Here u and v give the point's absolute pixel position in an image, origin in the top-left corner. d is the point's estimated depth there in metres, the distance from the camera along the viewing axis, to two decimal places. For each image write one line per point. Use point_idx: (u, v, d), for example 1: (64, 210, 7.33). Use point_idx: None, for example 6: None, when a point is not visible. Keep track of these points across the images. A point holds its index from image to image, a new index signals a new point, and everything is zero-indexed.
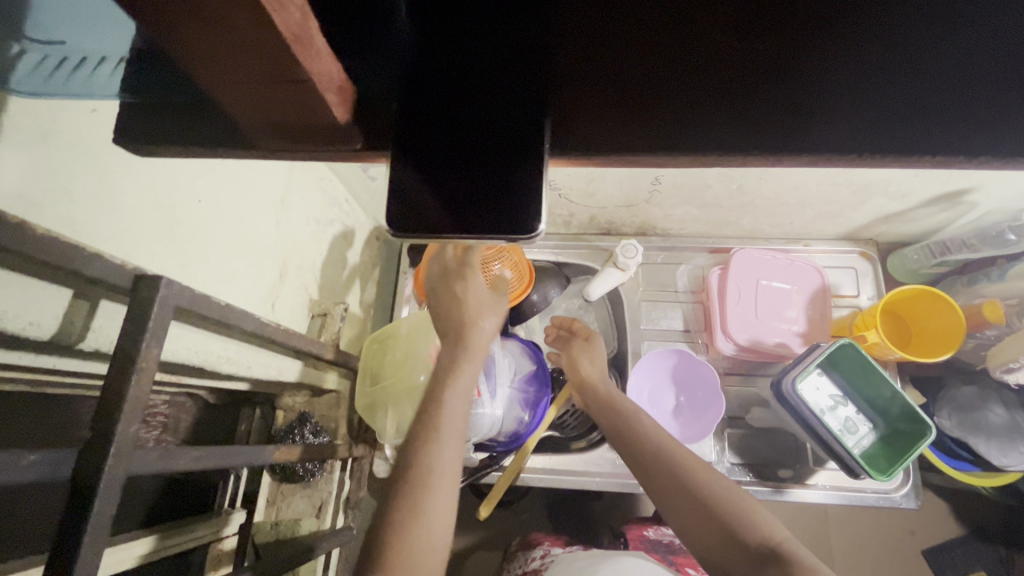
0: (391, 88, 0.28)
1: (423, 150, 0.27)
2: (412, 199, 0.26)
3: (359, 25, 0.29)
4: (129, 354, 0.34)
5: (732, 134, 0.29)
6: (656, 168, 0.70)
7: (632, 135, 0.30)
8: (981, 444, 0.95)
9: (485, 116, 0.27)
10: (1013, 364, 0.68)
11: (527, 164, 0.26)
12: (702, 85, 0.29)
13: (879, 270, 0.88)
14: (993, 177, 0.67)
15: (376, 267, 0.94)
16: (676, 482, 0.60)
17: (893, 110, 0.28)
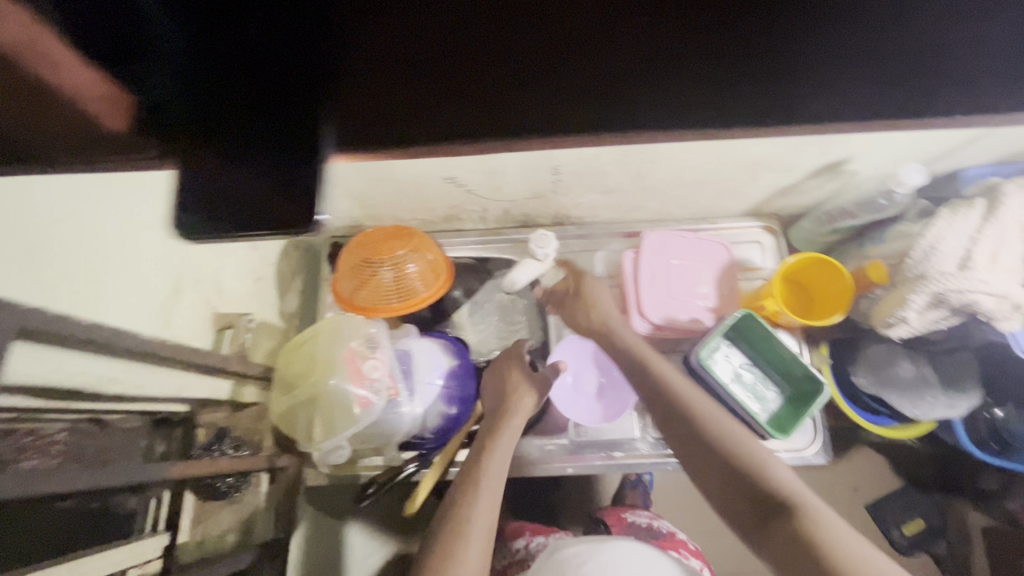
0: (171, 107, 0.37)
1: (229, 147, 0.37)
2: (228, 187, 0.37)
3: (120, 34, 0.34)
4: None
5: (479, 124, 0.40)
6: (552, 158, 0.73)
7: (404, 131, 0.40)
8: (895, 397, 1.06)
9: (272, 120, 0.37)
10: (892, 319, 0.71)
11: (288, 167, 0.37)
12: (460, 100, 0.39)
13: (782, 241, 0.93)
14: (862, 146, 0.72)
15: (298, 276, 0.93)
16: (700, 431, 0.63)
17: (572, 110, 0.39)
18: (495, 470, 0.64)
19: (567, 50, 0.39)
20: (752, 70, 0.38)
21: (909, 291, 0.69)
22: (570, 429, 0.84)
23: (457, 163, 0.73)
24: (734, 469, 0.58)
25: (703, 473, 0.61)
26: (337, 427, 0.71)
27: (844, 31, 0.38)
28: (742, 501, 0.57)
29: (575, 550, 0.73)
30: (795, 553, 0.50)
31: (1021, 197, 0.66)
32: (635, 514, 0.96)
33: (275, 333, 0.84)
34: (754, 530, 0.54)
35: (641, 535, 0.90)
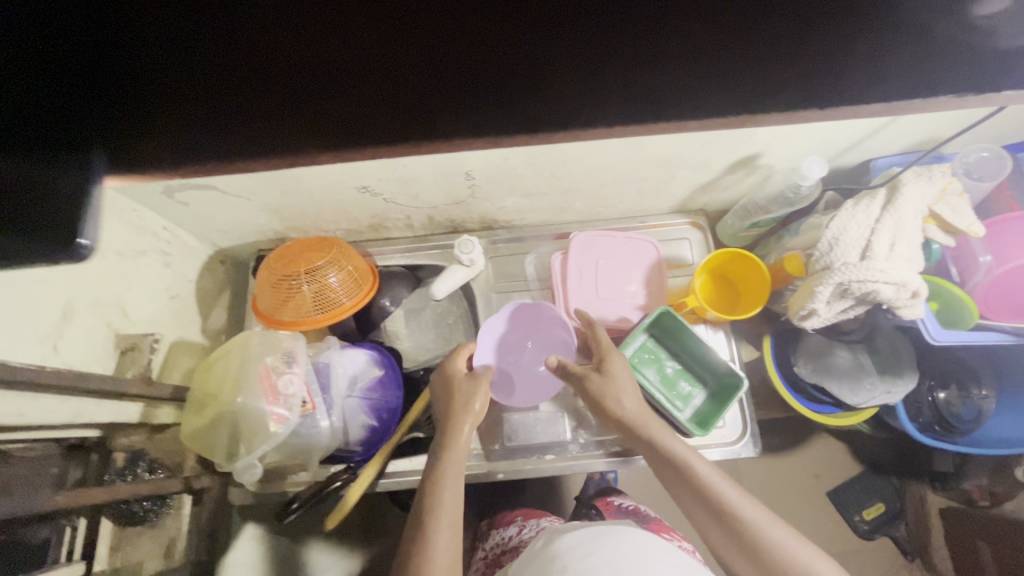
0: None
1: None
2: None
3: None
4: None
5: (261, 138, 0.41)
6: (461, 163, 0.72)
7: (185, 150, 0.41)
8: (835, 385, 1.08)
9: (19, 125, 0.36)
10: (803, 312, 0.72)
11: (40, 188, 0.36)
12: (269, 116, 0.40)
13: (709, 236, 0.93)
14: (767, 140, 0.72)
15: (223, 291, 0.92)
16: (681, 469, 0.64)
17: (351, 131, 0.41)
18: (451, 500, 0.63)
19: (360, 55, 0.38)
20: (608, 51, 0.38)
21: (816, 283, 0.69)
22: (501, 435, 0.85)
23: (364, 171, 0.72)
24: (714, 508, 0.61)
25: (669, 482, 0.65)
26: (252, 445, 0.69)
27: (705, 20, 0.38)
28: (704, 512, 0.62)
29: (572, 540, 0.68)
30: None
31: (918, 185, 0.66)
32: (623, 499, 1.01)
33: (196, 351, 0.83)
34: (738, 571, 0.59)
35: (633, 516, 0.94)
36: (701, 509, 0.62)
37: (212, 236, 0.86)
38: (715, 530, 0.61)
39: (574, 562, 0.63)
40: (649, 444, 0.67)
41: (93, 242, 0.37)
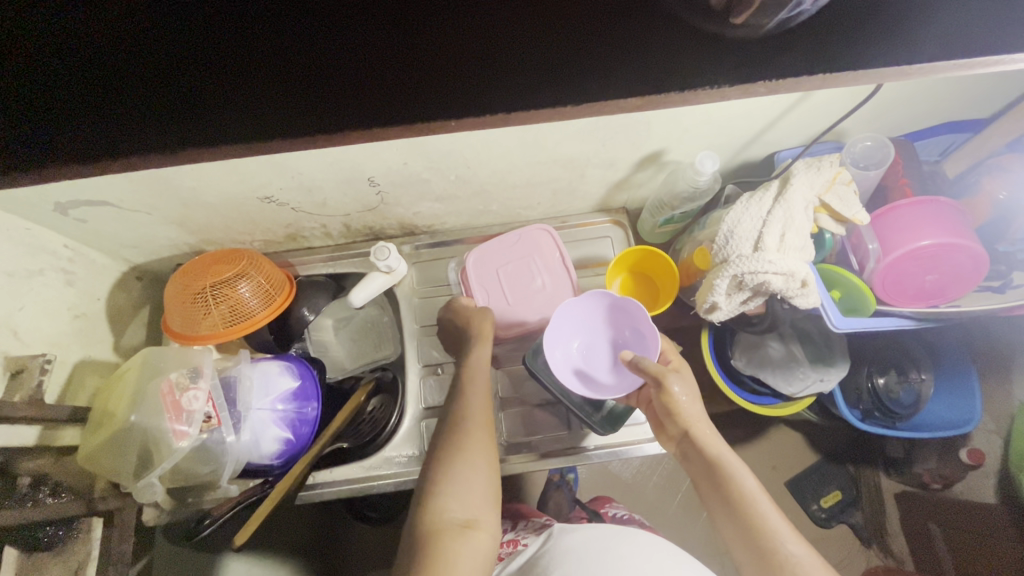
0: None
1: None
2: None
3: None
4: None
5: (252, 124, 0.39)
6: (361, 169, 0.72)
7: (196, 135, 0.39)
8: (770, 376, 1.09)
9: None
10: (707, 305, 0.72)
11: None
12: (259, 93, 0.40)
13: (630, 233, 0.94)
14: (665, 136, 0.73)
15: (140, 308, 0.90)
16: (718, 475, 0.64)
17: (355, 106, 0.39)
18: (471, 479, 0.62)
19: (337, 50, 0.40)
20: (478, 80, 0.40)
21: (715, 277, 0.69)
22: (423, 442, 0.85)
23: (263, 181, 0.71)
24: (746, 518, 0.61)
25: (711, 499, 0.65)
26: (156, 463, 0.69)
27: (560, 49, 0.40)
28: (738, 538, 0.62)
29: (587, 537, 0.69)
30: None
31: (807, 176, 0.67)
32: (616, 507, 1.03)
33: (107, 370, 0.81)
34: None
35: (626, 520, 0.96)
36: (737, 530, 0.61)
37: (122, 253, 0.84)
38: (748, 557, 0.60)
39: (593, 558, 0.66)
40: (700, 455, 0.67)
41: None
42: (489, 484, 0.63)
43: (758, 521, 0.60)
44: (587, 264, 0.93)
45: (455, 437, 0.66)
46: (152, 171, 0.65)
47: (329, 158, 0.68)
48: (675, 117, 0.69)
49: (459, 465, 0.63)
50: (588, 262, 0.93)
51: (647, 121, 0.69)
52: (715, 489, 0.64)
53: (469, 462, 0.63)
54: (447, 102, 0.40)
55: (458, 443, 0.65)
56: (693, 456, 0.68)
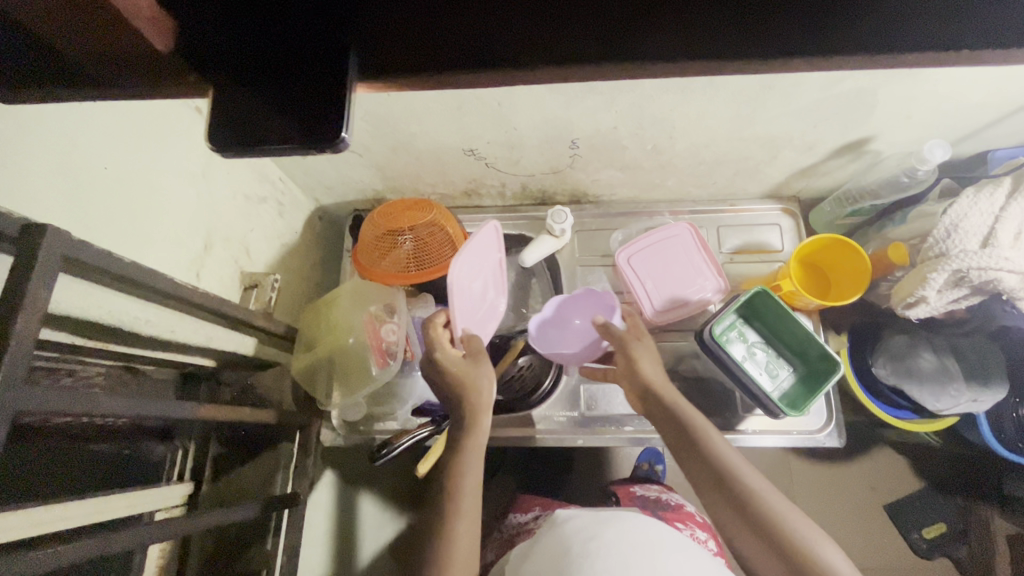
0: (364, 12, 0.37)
1: (251, 75, 0.28)
2: (257, 122, 0.28)
3: None
4: (5, 321, 0.36)
5: None
6: (570, 130, 0.74)
7: None
8: (915, 390, 1.02)
9: (298, 55, 0.28)
10: (911, 299, 0.70)
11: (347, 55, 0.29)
12: None
13: (800, 224, 0.92)
14: (886, 121, 0.71)
15: (319, 247, 0.95)
16: (697, 446, 0.63)
17: None
18: (471, 490, 0.65)
19: None
20: None
21: (930, 270, 0.67)
22: (581, 403, 0.87)
23: (475, 132, 0.74)
24: (729, 493, 0.60)
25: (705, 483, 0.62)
26: (356, 386, 0.75)
27: None
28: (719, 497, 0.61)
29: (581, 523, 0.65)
30: None
31: None
32: (645, 490, 0.94)
33: (297, 298, 0.87)
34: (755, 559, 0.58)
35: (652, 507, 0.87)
36: (738, 515, 0.59)
37: (316, 192, 0.90)
38: (734, 527, 0.59)
39: (575, 550, 0.61)
40: (674, 424, 0.66)
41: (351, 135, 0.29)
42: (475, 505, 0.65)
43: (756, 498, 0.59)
44: (752, 250, 0.92)
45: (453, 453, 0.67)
46: (388, 111, 0.69)
47: (547, 115, 0.70)
48: (908, 100, 0.67)
49: (457, 482, 0.65)
50: (753, 248, 0.92)
51: (877, 102, 0.67)
52: (709, 472, 0.62)
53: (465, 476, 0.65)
54: None
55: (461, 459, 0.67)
56: (673, 438, 0.66)
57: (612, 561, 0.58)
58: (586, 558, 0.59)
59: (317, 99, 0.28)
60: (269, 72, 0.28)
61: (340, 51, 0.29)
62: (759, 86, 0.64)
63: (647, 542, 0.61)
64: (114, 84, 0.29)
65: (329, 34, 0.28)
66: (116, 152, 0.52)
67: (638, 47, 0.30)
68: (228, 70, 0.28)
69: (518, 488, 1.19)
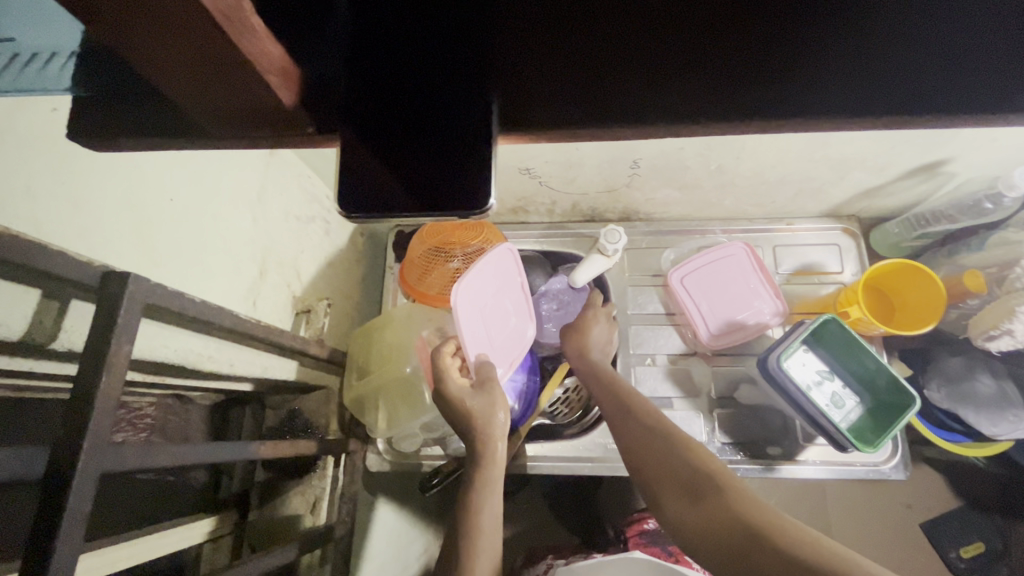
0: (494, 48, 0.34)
1: (391, 136, 0.30)
2: (392, 187, 0.29)
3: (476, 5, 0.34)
4: (91, 378, 0.34)
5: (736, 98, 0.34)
6: (634, 150, 0.70)
7: (677, 86, 0.34)
8: (971, 414, 0.96)
9: (439, 105, 0.30)
10: (994, 331, 0.67)
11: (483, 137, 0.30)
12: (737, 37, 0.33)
13: (862, 245, 0.88)
14: (970, 144, 0.67)
15: (360, 264, 0.93)
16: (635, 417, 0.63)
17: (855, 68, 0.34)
18: (491, 512, 0.58)
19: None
20: (1006, 64, 0.33)
21: (1017, 303, 0.64)
22: None
23: (535, 153, 0.71)
24: (660, 449, 0.58)
25: (652, 475, 0.57)
26: (408, 415, 0.72)
27: None
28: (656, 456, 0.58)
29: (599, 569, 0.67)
30: (721, 528, 0.47)
31: None
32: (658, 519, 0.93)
33: (341, 318, 0.85)
34: (685, 513, 0.51)
35: (663, 546, 0.88)
36: (669, 467, 0.55)
37: None
38: (668, 482, 0.55)
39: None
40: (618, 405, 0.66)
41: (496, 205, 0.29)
42: (495, 539, 0.57)
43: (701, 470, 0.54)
44: (811, 271, 0.88)
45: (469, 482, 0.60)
46: None
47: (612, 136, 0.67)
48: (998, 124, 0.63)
49: (472, 506, 0.58)
50: (811, 270, 0.88)
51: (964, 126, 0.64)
52: (648, 437, 0.60)
53: (483, 502, 0.58)
54: (965, 92, 0.33)
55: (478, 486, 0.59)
56: (618, 422, 0.64)
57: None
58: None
59: (460, 147, 0.29)
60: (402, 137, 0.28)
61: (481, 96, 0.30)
62: None
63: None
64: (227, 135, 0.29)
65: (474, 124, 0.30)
66: (182, 183, 0.49)
67: None
68: (367, 132, 0.30)
69: (553, 509, 1.16)
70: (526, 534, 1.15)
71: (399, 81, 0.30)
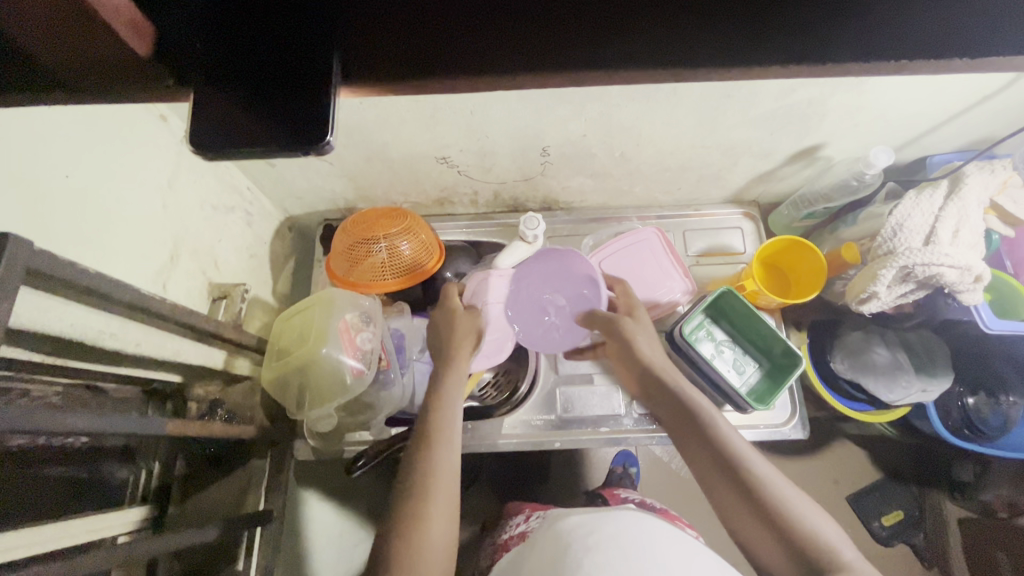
0: None
1: (237, 79, 0.30)
2: (239, 127, 0.31)
3: None
4: None
5: None
6: (542, 138, 0.75)
7: None
8: (871, 383, 0.99)
9: (286, 49, 0.30)
10: (864, 295, 0.75)
11: (322, 72, 0.30)
12: None
13: (761, 227, 0.96)
14: (835, 129, 0.76)
15: (289, 258, 0.94)
16: (694, 421, 0.64)
17: None
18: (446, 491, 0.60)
19: None
20: None
21: (879, 268, 0.71)
22: (558, 406, 0.87)
23: (449, 141, 0.75)
24: (720, 463, 0.60)
25: (761, 543, 0.57)
26: (327, 396, 0.74)
27: None
28: (713, 465, 0.61)
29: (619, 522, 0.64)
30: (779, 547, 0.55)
31: (981, 177, 0.70)
32: (630, 493, 0.93)
33: (266, 310, 0.85)
34: (746, 522, 0.58)
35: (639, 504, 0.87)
36: (728, 482, 0.59)
37: (286, 202, 0.89)
38: (726, 488, 0.59)
39: (577, 543, 0.62)
40: (670, 398, 0.68)
41: (334, 141, 0.30)
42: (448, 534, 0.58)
43: (780, 505, 0.56)
44: (717, 253, 0.95)
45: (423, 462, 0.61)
46: (363, 120, 0.69)
47: (519, 123, 0.71)
48: (855, 110, 0.71)
49: (436, 461, 0.61)
50: (718, 251, 0.95)
51: (827, 111, 0.72)
52: (707, 445, 0.62)
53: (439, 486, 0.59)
54: None
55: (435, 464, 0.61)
56: (675, 422, 0.66)
57: (611, 554, 0.58)
58: (587, 551, 0.59)
59: (300, 96, 0.30)
60: (253, 85, 0.30)
61: (324, 55, 0.30)
62: (719, 96, 0.67)
63: (640, 536, 0.62)
64: (85, 91, 0.31)
65: (307, 59, 0.30)
66: (77, 160, 0.50)
67: (614, 60, 0.32)
68: (213, 74, 0.30)
69: (497, 500, 1.17)
70: (469, 526, 1.16)
71: (247, 20, 0.30)
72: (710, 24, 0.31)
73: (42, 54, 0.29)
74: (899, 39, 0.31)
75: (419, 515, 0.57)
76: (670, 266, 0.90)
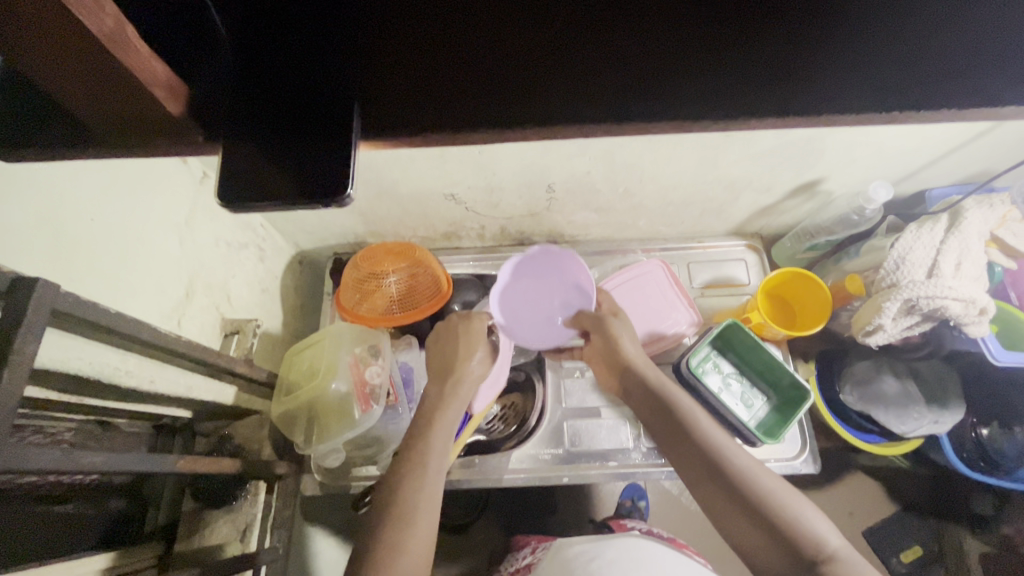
0: None
1: (261, 136, 0.32)
2: (259, 181, 0.32)
3: None
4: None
5: None
6: (547, 175, 0.78)
7: None
8: (882, 414, 0.97)
9: (309, 107, 0.33)
10: (870, 327, 0.75)
11: (344, 129, 0.32)
12: None
13: (765, 259, 0.97)
14: (832, 165, 0.78)
15: (299, 291, 0.95)
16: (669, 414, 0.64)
17: None
18: (428, 512, 0.57)
19: None
20: None
21: (884, 299, 0.72)
22: (566, 439, 0.86)
23: (458, 179, 0.77)
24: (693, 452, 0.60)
25: (741, 533, 0.56)
26: (335, 431, 0.74)
27: None
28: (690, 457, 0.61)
29: (629, 552, 0.63)
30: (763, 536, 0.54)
31: (980, 212, 0.71)
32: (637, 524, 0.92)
33: (275, 344, 0.86)
34: (726, 513, 0.57)
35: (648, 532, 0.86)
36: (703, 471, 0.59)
37: (298, 238, 0.91)
38: (703, 479, 0.59)
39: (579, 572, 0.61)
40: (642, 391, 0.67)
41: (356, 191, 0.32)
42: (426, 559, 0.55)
43: (757, 492, 0.56)
44: (721, 284, 0.96)
45: (407, 480, 0.59)
46: (375, 159, 0.72)
47: (526, 161, 0.74)
48: (852, 147, 0.74)
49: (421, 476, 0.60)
50: (722, 283, 0.96)
51: (825, 149, 0.74)
52: (682, 436, 0.62)
53: (423, 506, 0.57)
54: None
55: (419, 489, 0.58)
56: (652, 417, 0.65)
57: None
58: None
59: (322, 151, 0.32)
60: (278, 140, 0.32)
61: (344, 112, 0.33)
62: (718, 136, 0.70)
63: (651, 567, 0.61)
64: (121, 146, 0.33)
65: (329, 118, 0.32)
66: (101, 202, 0.52)
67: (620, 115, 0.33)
68: (240, 130, 0.32)
69: (505, 536, 1.15)
70: (476, 564, 1.13)
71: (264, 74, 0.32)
72: (708, 81, 0.33)
73: (86, 115, 0.31)
74: (886, 91, 0.33)
75: (400, 528, 0.55)
76: (676, 297, 0.91)
